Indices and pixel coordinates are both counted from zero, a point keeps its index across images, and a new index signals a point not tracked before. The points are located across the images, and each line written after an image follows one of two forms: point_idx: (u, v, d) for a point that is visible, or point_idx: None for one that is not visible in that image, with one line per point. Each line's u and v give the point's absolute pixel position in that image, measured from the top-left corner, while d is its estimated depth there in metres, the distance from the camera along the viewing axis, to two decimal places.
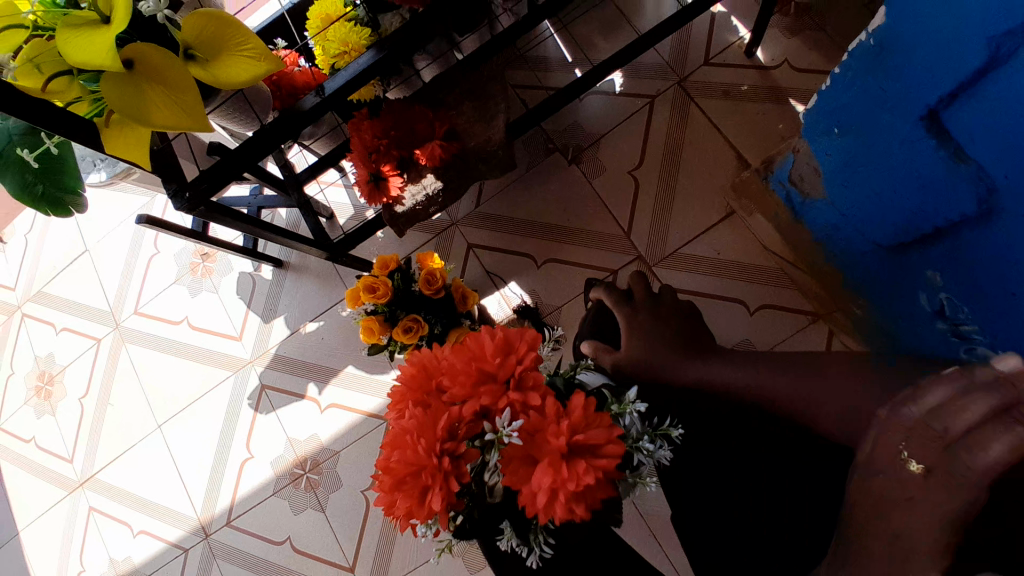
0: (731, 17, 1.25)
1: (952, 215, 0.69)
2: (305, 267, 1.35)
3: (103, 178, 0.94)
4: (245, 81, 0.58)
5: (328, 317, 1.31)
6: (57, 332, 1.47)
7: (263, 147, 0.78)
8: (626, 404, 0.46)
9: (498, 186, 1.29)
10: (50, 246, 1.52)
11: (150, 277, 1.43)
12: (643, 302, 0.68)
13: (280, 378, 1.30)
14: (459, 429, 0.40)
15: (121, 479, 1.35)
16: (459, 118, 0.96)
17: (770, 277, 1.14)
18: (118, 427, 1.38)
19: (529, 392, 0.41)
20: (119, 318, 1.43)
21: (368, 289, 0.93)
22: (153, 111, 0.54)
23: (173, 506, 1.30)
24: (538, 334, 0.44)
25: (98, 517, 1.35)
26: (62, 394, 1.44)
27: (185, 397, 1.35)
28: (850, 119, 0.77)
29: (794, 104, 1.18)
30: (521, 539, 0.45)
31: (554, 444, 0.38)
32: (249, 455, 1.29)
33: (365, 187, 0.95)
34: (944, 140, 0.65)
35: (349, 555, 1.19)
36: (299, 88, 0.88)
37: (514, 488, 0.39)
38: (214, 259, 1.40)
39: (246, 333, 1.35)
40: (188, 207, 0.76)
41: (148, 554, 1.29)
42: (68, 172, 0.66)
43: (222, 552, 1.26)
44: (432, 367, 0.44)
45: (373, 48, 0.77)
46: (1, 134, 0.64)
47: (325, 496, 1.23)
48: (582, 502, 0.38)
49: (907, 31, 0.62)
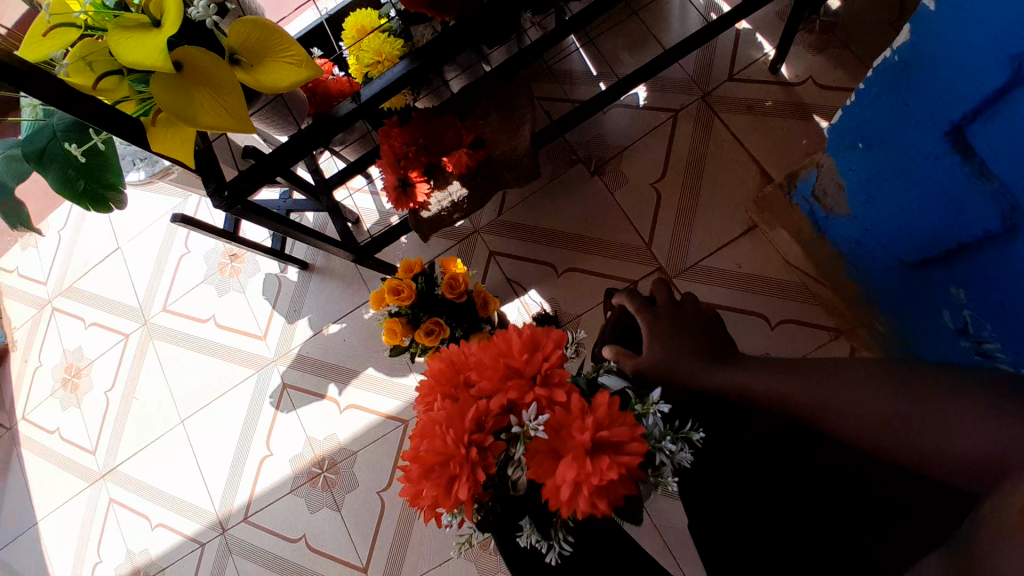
0: (755, 34, 1.27)
1: (976, 232, 0.69)
2: (330, 269, 1.38)
3: (141, 177, 0.96)
4: (289, 86, 0.62)
5: (351, 319, 1.33)
6: (86, 326, 1.52)
7: (297, 151, 0.81)
8: (649, 405, 0.47)
9: (521, 195, 1.30)
10: (85, 243, 1.57)
11: (179, 275, 1.47)
12: (665, 308, 0.64)
13: (301, 377, 1.33)
14: (486, 422, 0.41)
15: (142, 472, 1.38)
16: (485, 127, 0.98)
17: (792, 293, 1.13)
18: (141, 421, 1.41)
19: (555, 388, 0.42)
20: (148, 315, 1.47)
21: (392, 291, 0.94)
22: (200, 112, 0.57)
23: (192, 501, 1.33)
24: (564, 333, 0.45)
25: (117, 509, 1.38)
26: (88, 387, 1.48)
27: (208, 393, 1.38)
28: (874, 133, 0.77)
29: (818, 120, 1.19)
30: (540, 534, 0.46)
31: (579, 439, 0.39)
32: (268, 453, 1.31)
33: (393, 193, 0.97)
34: (968, 157, 0.65)
35: (362, 555, 1.20)
36: (333, 97, 0.91)
37: (538, 482, 0.41)
38: (242, 260, 1.43)
39: (270, 333, 1.37)
40: (225, 205, 0.79)
41: (165, 547, 1.32)
42: (109, 168, 0.69)
43: (238, 548, 1.28)
44: (460, 362, 0.45)
45: (407, 58, 0.80)
46: (47, 130, 0.68)
47: (341, 495, 1.25)
48: (604, 498, 0.39)
49: (930, 49, 0.63)
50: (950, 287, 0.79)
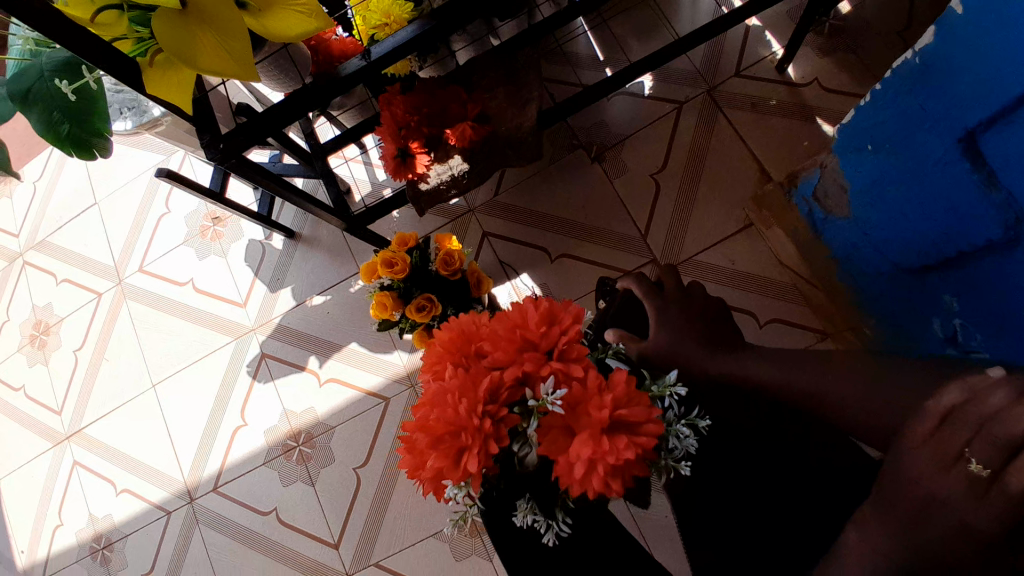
0: (765, 31, 1.26)
1: (977, 240, 0.69)
2: (317, 240, 1.34)
3: (126, 128, 0.88)
4: (299, 36, 0.57)
5: (336, 291, 1.30)
6: (57, 282, 1.45)
7: (291, 113, 0.77)
8: (666, 386, 0.45)
9: (519, 176, 1.28)
10: (59, 196, 1.50)
11: (158, 236, 1.41)
12: (674, 296, 0.63)
13: (281, 348, 1.30)
14: (500, 394, 0.39)
15: (110, 436, 1.33)
16: (492, 101, 0.95)
17: (782, 292, 1.14)
18: (110, 383, 1.36)
19: (572, 363, 0.40)
20: (122, 275, 1.41)
21: (385, 263, 0.91)
22: (202, 55, 0.51)
23: (160, 467, 1.29)
24: (583, 309, 0.43)
25: (81, 472, 1.33)
26: (57, 344, 1.42)
27: (182, 359, 1.34)
28: (885, 136, 0.78)
29: (821, 123, 1.19)
30: (543, 514, 0.45)
31: (596, 417, 0.38)
32: (242, 423, 1.27)
33: (391, 162, 0.94)
34: (978, 165, 0.65)
35: (335, 531, 1.18)
36: (335, 57, 0.88)
37: (549, 458, 0.39)
38: (225, 224, 1.39)
39: (251, 301, 1.33)
40: (219, 158, 0.75)
41: (129, 513, 1.28)
42: (95, 113, 0.65)
43: (206, 518, 1.24)
44: (471, 332, 0.44)
45: (418, 21, 0.77)
46: (33, 68, 0.64)
47: (316, 470, 1.22)
48: (619, 478, 0.38)
49: (954, 54, 0.63)
50: (944, 295, 0.78)
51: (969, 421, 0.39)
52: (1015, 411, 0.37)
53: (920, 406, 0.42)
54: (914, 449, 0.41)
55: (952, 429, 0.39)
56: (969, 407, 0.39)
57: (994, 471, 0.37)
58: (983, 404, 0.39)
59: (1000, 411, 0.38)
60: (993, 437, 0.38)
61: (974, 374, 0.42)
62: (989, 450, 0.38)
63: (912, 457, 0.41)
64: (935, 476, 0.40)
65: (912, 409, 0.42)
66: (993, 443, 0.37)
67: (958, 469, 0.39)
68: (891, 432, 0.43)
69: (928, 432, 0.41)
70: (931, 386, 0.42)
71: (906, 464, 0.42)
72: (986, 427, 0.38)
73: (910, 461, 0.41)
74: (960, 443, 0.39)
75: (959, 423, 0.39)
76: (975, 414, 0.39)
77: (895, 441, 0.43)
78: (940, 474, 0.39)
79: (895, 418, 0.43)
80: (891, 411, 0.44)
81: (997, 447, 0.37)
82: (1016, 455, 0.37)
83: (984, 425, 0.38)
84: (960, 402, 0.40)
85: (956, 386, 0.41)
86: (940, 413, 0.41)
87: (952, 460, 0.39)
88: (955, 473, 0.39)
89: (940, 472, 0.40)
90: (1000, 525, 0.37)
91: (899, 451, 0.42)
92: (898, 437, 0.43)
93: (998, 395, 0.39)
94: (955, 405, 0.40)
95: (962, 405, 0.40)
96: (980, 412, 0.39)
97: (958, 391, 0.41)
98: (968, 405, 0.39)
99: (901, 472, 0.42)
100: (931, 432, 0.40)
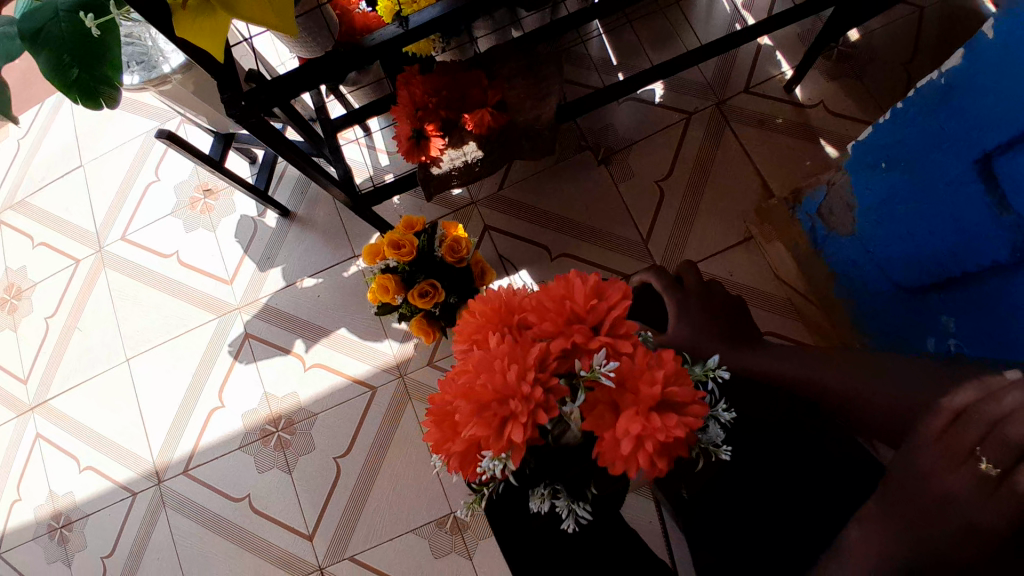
0: (776, 52, 1.29)
1: (984, 261, 0.71)
2: (312, 220, 1.30)
3: (132, 82, 0.84)
4: None
5: (329, 275, 1.27)
6: (32, 245, 1.38)
7: (324, 73, 0.75)
8: (709, 370, 0.43)
9: (524, 172, 1.28)
10: (43, 155, 1.44)
11: (145, 204, 1.36)
12: (695, 289, 0.64)
13: (267, 329, 1.25)
14: (549, 363, 0.38)
15: (78, 410, 1.27)
16: (511, 92, 0.95)
17: (777, 305, 1.13)
18: (82, 354, 1.30)
19: (620, 339, 0.39)
20: (103, 242, 1.36)
21: (393, 245, 0.89)
22: (242, 3, 0.50)
23: (129, 446, 1.23)
24: (630, 286, 0.42)
25: (44, 445, 1.26)
26: (28, 310, 1.35)
27: (162, 334, 1.28)
28: (900, 154, 0.80)
29: (825, 145, 1.21)
30: (567, 499, 0.43)
31: (648, 392, 0.36)
32: (219, 405, 1.23)
33: (405, 143, 0.92)
34: (991, 187, 0.67)
35: (309, 522, 1.14)
36: (358, 30, 0.86)
37: (592, 434, 0.38)
38: (217, 197, 1.34)
39: (237, 278, 1.29)
40: (238, 117, 0.73)
41: (92, 492, 1.22)
42: (109, 59, 0.61)
43: (174, 502, 1.19)
44: (514, 303, 0.42)
45: (444, 3, 0.75)
46: (45, 8, 0.59)
47: (294, 458, 1.18)
48: (665, 457, 0.37)
49: (980, 77, 0.65)
50: (942, 316, 0.81)
51: (982, 420, 0.38)
52: None
53: (934, 404, 0.42)
54: (924, 446, 0.41)
55: (965, 426, 0.39)
56: (983, 406, 0.39)
57: (1003, 470, 0.36)
58: (996, 405, 0.38)
59: (1013, 412, 0.37)
60: (1005, 437, 0.37)
61: (989, 375, 0.41)
62: (1001, 450, 0.36)
63: (922, 452, 0.41)
64: (944, 471, 0.39)
65: (924, 407, 0.43)
66: (1005, 444, 0.36)
67: (968, 467, 0.38)
68: (908, 430, 0.43)
69: (940, 429, 0.41)
70: (945, 387, 0.43)
71: (918, 461, 0.41)
72: (998, 426, 0.37)
73: (925, 457, 0.41)
74: (972, 441, 0.38)
75: (972, 422, 0.39)
76: (987, 414, 0.38)
77: (909, 437, 0.43)
78: (950, 470, 0.39)
79: (911, 416, 0.44)
80: (909, 409, 0.44)
81: (1007, 447, 0.36)
82: None
83: (997, 424, 0.37)
84: (974, 402, 0.40)
85: (970, 387, 0.41)
86: (954, 413, 0.40)
87: (962, 458, 0.38)
88: (963, 471, 0.38)
89: (950, 469, 0.39)
90: (1009, 523, 0.35)
91: (911, 448, 0.42)
92: (910, 437, 0.43)
93: (1010, 396, 0.38)
94: (968, 404, 0.40)
95: (975, 404, 0.39)
96: (993, 412, 0.38)
97: (972, 391, 0.41)
98: (982, 404, 0.39)
99: (913, 467, 0.41)
100: (943, 429, 0.41)
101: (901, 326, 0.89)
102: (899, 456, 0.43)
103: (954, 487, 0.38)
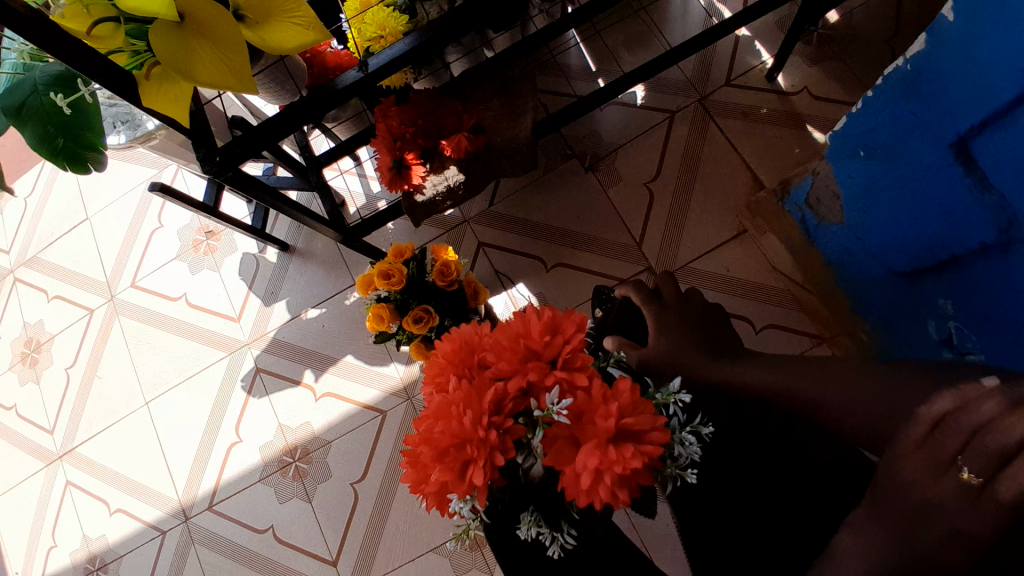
0: (754, 41, 1.28)
1: (972, 243, 0.70)
2: (311, 253, 1.33)
3: (120, 142, 0.87)
4: (296, 48, 0.54)
5: (331, 304, 1.29)
6: (49, 299, 1.44)
7: (283, 128, 0.77)
8: (670, 393, 0.45)
9: (514, 186, 1.29)
10: (53, 212, 1.49)
11: (151, 250, 1.40)
12: (674, 300, 0.63)
13: (276, 362, 1.28)
14: (505, 404, 0.40)
15: (104, 454, 1.32)
16: (486, 113, 0.96)
17: (777, 299, 1.14)
18: (103, 402, 1.34)
19: (576, 372, 0.41)
20: (115, 291, 1.40)
21: (383, 275, 0.91)
22: (198, 66, 0.50)
23: (155, 486, 1.27)
24: (586, 317, 0.43)
25: (75, 491, 1.31)
26: (48, 362, 1.40)
27: (177, 375, 1.32)
28: (877, 141, 0.78)
29: (812, 131, 1.20)
30: (549, 527, 0.44)
31: (602, 426, 0.37)
32: (237, 440, 1.26)
33: (387, 174, 0.94)
34: (971, 168, 0.65)
35: (332, 548, 1.16)
36: (330, 70, 0.89)
37: (555, 469, 0.39)
38: (219, 238, 1.38)
39: (245, 315, 1.32)
40: (216, 171, 0.75)
41: (124, 533, 1.26)
42: (89, 126, 0.63)
43: (201, 537, 1.22)
44: (474, 342, 0.44)
45: (411, 35, 0.75)
46: (27, 82, 0.62)
47: (313, 486, 1.20)
48: (626, 488, 0.37)
49: (944, 62, 0.63)
50: (939, 298, 0.80)
51: (962, 428, 0.38)
52: (1008, 419, 0.36)
53: (912, 412, 0.41)
54: (907, 455, 0.40)
55: (944, 435, 0.39)
56: (961, 414, 0.38)
57: (985, 479, 0.36)
58: (975, 413, 0.38)
59: (994, 420, 0.37)
60: (984, 446, 0.37)
61: (969, 382, 0.40)
62: (982, 459, 0.37)
63: (903, 463, 0.40)
64: (926, 482, 0.39)
65: (902, 415, 0.42)
66: (985, 453, 0.37)
67: (951, 476, 0.38)
68: (887, 439, 0.43)
69: (920, 438, 0.40)
70: (923, 393, 0.42)
71: (900, 471, 0.40)
72: (978, 434, 0.37)
73: (905, 467, 0.40)
74: (953, 449, 0.38)
75: (951, 430, 0.39)
76: (966, 422, 0.38)
77: (889, 446, 0.42)
78: (932, 479, 0.39)
79: (886, 426, 0.43)
80: (885, 416, 0.43)
81: (987, 456, 0.37)
82: (1009, 463, 0.36)
83: (977, 432, 0.37)
84: (952, 410, 0.39)
85: (948, 395, 0.40)
86: (931, 420, 0.40)
87: (944, 468, 0.38)
88: (945, 481, 0.38)
89: (932, 477, 0.39)
90: (994, 529, 0.36)
91: (893, 456, 0.42)
92: (892, 444, 0.42)
93: (987, 404, 0.37)
94: (948, 411, 0.39)
95: (954, 413, 0.39)
96: (972, 420, 0.38)
97: (951, 397, 0.40)
98: (959, 413, 0.38)
99: (894, 476, 0.41)
100: (923, 438, 0.40)
101: (901, 310, 0.89)
102: (881, 461, 0.43)
103: (937, 497, 0.38)
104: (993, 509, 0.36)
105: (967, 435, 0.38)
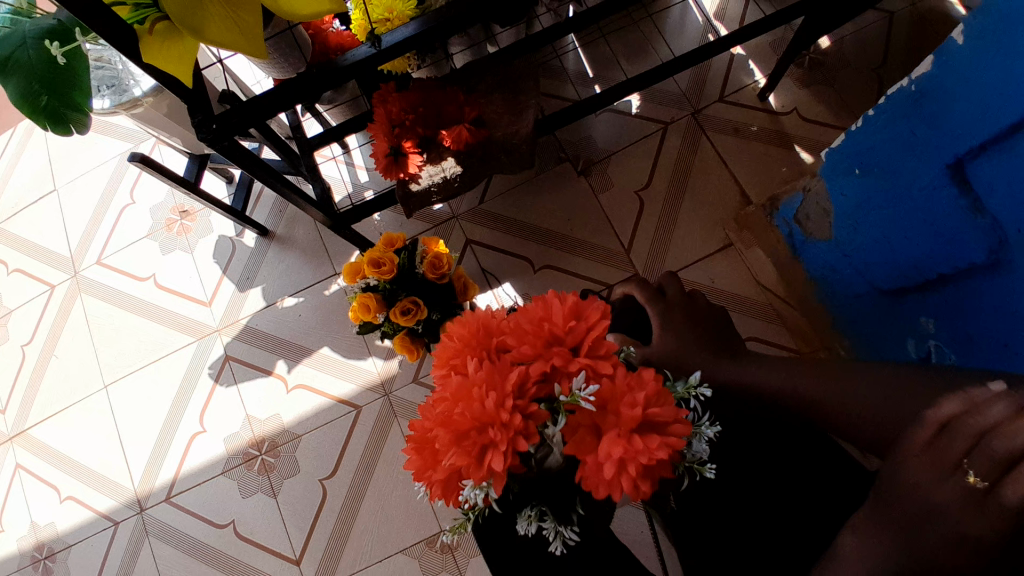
0: (748, 60, 1.31)
1: (959, 264, 0.72)
2: (291, 239, 1.29)
3: (103, 106, 0.82)
4: (310, 16, 0.50)
5: (310, 293, 1.25)
6: (7, 271, 1.35)
7: (281, 102, 0.74)
8: (690, 388, 0.44)
9: (505, 185, 1.28)
10: (17, 180, 1.41)
11: (121, 226, 1.33)
12: (677, 300, 0.63)
13: (247, 351, 1.23)
14: (528, 388, 0.38)
15: (58, 439, 1.24)
16: (487, 107, 0.95)
17: (760, 312, 1.13)
18: (60, 382, 1.27)
19: (600, 360, 0.40)
20: (79, 267, 1.33)
21: (373, 262, 0.88)
22: (208, 25, 0.46)
23: (111, 476, 1.20)
24: (609, 305, 0.42)
25: (24, 474, 1.23)
26: (3, 337, 1.32)
27: (142, 358, 1.26)
28: (874, 160, 0.80)
29: (799, 151, 1.23)
30: (554, 521, 0.42)
31: (628, 414, 0.36)
32: (201, 429, 1.20)
33: (383, 161, 0.92)
34: (965, 190, 0.67)
35: (296, 546, 1.12)
36: (331, 49, 0.86)
37: (575, 459, 0.38)
38: (194, 218, 1.32)
39: (216, 300, 1.27)
40: (211, 141, 0.72)
41: (75, 523, 1.18)
42: (76, 83, 0.59)
43: (157, 529, 1.16)
44: (492, 325, 0.42)
45: (416, 21, 0.74)
46: (13, 34, 0.57)
47: (279, 481, 1.16)
48: (648, 479, 0.36)
49: (948, 85, 0.66)
50: (921, 317, 0.82)
51: (968, 432, 0.38)
52: (1012, 424, 0.36)
53: (919, 415, 0.42)
54: (910, 457, 0.40)
55: (951, 439, 0.39)
56: (968, 417, 0.38)
57: (991, 483, 0.36)
58: (982, 416, 0.38)
59: (999, 424, 0.37)
60: (990, 450, 0.37)
61: (975, 386, 0.40)
62: (987, 464, 0.37)
63: (908, 465, 0.40)
64: (932, 484, 0.39)
65: (910, 417, 0.42)
66: (992, 457, 0.37)
67: (955, 479, 0.38)
68: (891, 443, 0.43)
69: (925, 441, 0.40)
70: (930, 398, 0.42)
71: (904, 474, 0.40)
72: (985, 438, 0.37)
73: (911, 469, 0.40)
74: (959, 452, 0.38)
75: (957, 433, 0.39)
76: (973, 426, 0.38)
77: (894, 449, 0.42)
78: (937, 482, 0.39)
79: (894, 427, 0.43)
80: (891, 420, 0.43)
81: (994, 461, 0.37)
82: (1014, 467, 0.36)
83: (983, 436, 0.37)
84: (958, 413, 0.39)
85: (956, 398, 0.40)
86: (938, 423, 0.40)
87: (950, 470, 0.38)
88: (951, 484, 0.38)
89: (937, 480, 0.39)
90: (998, 533, 0.36)
91: (898, 458, 0.42)
92: (897, 447, 0.42)
93: (996, 407, 0.37)
94: (953, 415, 0.39)
95: (960, 416, 0.39)
96: (979, 424, 0.38)
97: (958, 401, 0.40)
98: (966, 417, 0.38)
99: (899, 478, 0.41)
100: (929, 441, 0.40)
101: (883, 327, 0.91)
102: (885, 463, 0.43)
103: (943, 500, 0.38)
104: (1001, 511, 0.36)
105: (970, 438, 0.38)
